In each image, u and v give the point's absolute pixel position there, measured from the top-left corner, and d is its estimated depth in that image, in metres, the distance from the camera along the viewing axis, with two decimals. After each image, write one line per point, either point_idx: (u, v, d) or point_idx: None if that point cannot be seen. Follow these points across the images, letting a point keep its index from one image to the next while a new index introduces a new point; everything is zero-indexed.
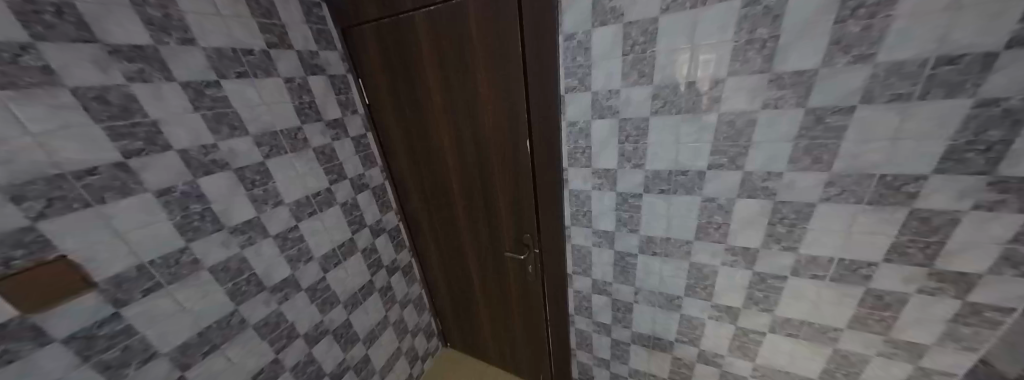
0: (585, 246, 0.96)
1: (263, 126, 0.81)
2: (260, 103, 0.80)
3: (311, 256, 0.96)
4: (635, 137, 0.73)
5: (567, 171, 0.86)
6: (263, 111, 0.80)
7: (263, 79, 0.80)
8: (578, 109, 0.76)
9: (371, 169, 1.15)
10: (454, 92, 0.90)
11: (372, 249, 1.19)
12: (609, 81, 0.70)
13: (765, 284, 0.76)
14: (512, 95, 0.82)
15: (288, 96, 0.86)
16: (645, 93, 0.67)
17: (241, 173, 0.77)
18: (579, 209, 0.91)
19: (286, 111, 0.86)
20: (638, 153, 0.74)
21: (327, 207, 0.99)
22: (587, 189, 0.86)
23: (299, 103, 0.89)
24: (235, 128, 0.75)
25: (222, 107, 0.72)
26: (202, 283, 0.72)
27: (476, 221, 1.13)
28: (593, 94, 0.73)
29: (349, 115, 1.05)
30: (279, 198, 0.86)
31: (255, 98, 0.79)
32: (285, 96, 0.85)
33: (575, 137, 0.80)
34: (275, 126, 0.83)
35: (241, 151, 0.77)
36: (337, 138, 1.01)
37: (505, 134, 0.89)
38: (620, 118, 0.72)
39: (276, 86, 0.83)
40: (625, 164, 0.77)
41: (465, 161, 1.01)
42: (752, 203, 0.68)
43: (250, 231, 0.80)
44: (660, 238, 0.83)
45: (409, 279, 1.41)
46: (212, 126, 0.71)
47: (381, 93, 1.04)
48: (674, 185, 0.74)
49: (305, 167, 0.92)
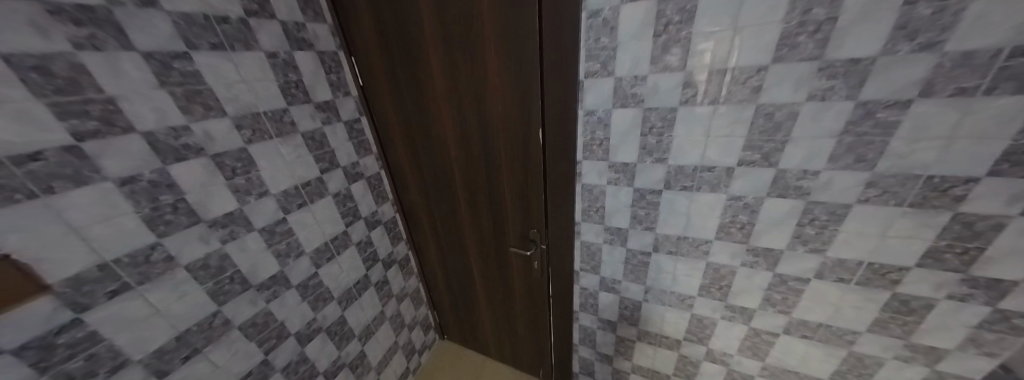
0: (595, 242, 0.91)
1: (243, 107, 0.72)
2: (238, 81, 0.70)
3: (301, 251, 0.89)
4: (659, 129, 0.67)
5: (582, 164, 0.80)
6: (242, 89, 0.71)
7: (241, 52, 0.70)
8: (598, 96, 0.69)
9: (366, 157, 1.07)
10: (459, 76, 0.82)
11: (368, 242, 1.12)
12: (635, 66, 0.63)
13: (785, 286, 0.73)
14: (525, 80, 0.74)
15: (272, 73, 0.76)
16: (675, 81, 0.61)
17: (218, 160, 0.68)
18: (592, 204, 0.85)
19: (270, 91, 0.76)
20: (662, 146, 0.68)
21: (318, 198, 0.92)
22: (602, 183, 0.80)
23: (285, 82, 0.79)
24: (210, 109, 0.66)
25: (194, 83, 0.63)
26: (177, 282, 0.64)
27: (479, 215, 1.07)
28: (616, 80, 0.66)
29: (341, 96, 0.96)
30: (265, 188, 0.78)
31: (233, 74, 0.69)
32: (269, 74, 0.76)
33: (592, 127, 0.74)
34: (257, 107, 0.74)
35: (217, 134, 0.68)
36: (328, 122, 0.92)
37: (514, 123, 0.82)
38: (644, 107, 0.66)
39: (257, 61, 0.73)
40: (646, 158, 0.71)
41: (469, 151, 0.94)
42: (782, 203, 0.64)
43: (232, 225, 0.72)
44: (677, 236, 0.79)
45: (406, 272, 1.35)
46: (182, 105, 0.62)
47: (377, 74, 0.94)
48: (698, 182, 0.69)
49: (293, 154, 0.83)
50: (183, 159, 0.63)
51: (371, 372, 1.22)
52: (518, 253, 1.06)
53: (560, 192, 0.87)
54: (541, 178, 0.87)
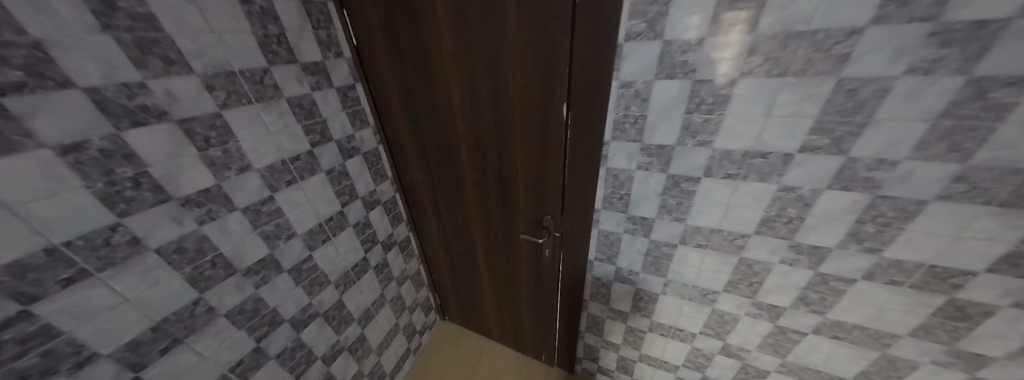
0: (615, 232, 0.84)
1: (213, 63, 0.60)
2: (205, 30, 0.58)
3: (292, 232, 0.80)
4: (709, 107, 0.57)
5: (609, 145, 0.71)
6: (210, 41, 0.59)
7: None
8: (639, 64, 0.58)
9: (362, 130, 0.96)
10: (472, 37, 0.70)
11: (366, 223, 1.03)
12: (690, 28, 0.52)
13: (826, 286, 0.67)
14: (551, 42, 0.63)
15: (248, 24, 0.64)
16: (739, 47, 0.50)
17: (187, 127, 0.57)
18: (616, 190, 0.77)
19: (246, 45, 0.64)
20: (710, 127, 0.59)
21: (309, 175, 0.82)
22: (631, 168, 0.71)
23: (264, 35, 0.67)
24: (170, 63, 0.54)
25: (146, 29, 0.51)
26: (147, 268, 0.56)
27: (487, 197, 0.99)
28: (663, 44, 0.55)
29: (332, 58, 0.83)
30: (246, 162, 0.67)
31: (197, 21, 0.56)
32: (243, 24, 0.63)
33: (627, 102, 0.63)
34: (230, 64, 0.62)
35: (182, 96, 0.56)
36: (318, 87, 0.80)
37: (535, 95, 0.71)
38: (694, 79, 0.56)
39: (228, 7, 0.60)
40: (687, 141, 0.62)
41: (479, 127, 0.84)
42: (844, 196, 0.56)
43: (210, 204, 0.63)
44: (710, 229, 0.71)
45: (406, 254, 1.28)
46: (135, 57, 0.50)
47: (374, 32, 0.81)
48: (746, 169, 0.60)
49: (278, 124, 0.72)
50: (141, 124, 0.52)
51: (372, 355, 1.19)
52: (529, 239, 0.99)
53: (581, 176, 0.78)
54: (560, 160, 0.78)
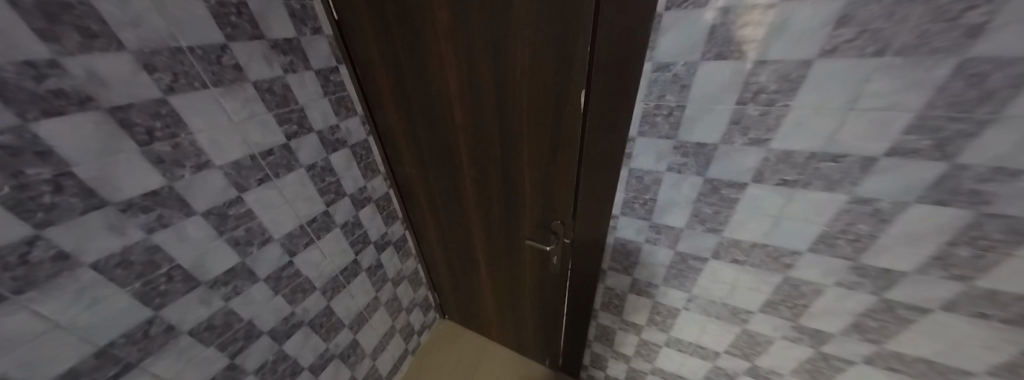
0: (633, 241, 0.73)
1: (152, 37, 0.48)
2: None
3: (269, 237, 0.71)
4: (770, 96, 0.45)
5: (634, 143, 0.59)
6: (146, 9, 0.47)
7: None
8: (681, 41, 0.46)
9: (348, 119, 0.85)
10: (472, 6, 0.57)
11: (355, 223, 0.94)
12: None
13: (890, 314, 0.56)
14: (569, 13, 0.50)
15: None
16: (827, 14, 0.37)
17: (122, 117, 0.47)
18: (639, 195, 0.66)
19: (196, 15, 0.52)
20: (768, 122, 0.47)
21: (286, 172, 0.71)
22: (659, 170, 0.60)
23: (219, 4, 0.54)
24: (92, 36, 0.42)
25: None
26: (82, 287, 0.47)
27: (490, 197, 0.89)
28: (717, 13, 0.42)
29: (309, 35, 0.71)
30: (205, 158, 0.57)
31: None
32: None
33: (661, 90, 0.52)
34: (176, 39, 0.50)
35: (112, 78, 0.45)
36: (291, 69, 0.69)
37: (547, 80, 0.59)
38: (755, 60, 0.43)
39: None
40: (736, 138, 0.50)
41: (480, 118, 0.73)
42: (936, 213, 0.44)
43: (159, 208, 0.53)
44: (750, 244, 0.60)
45: (402, 254, 1.19)
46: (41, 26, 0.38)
47: (357, 5, 0.69)
48: (808, 176, 0.49)
49: (244, 112, 0.61)
50: (59, 114, 0.41)
51: (366, 359, 1.12)
52: (535, 243, 0.89)
53: (598, 177, 0.67)
54: (574, 158, 0.67)
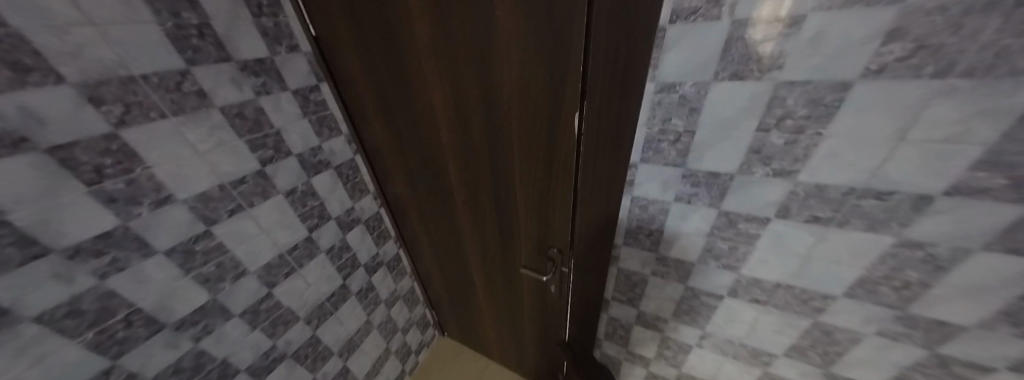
0: (638, 272, 0.66)
1: (99, 67, 0.44)
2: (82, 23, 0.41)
3: (244, 270, 0.66)
4: (798, 122, 0.37)
5: (637, 169, 0.53)
6: (90, 36, 0.42)
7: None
8: (688, 58, 0.39)
9: (331, 139, 0.80)
10: (451, 16, 0.49)
11: (343, 247, 0.89)
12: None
13: (945, 371, 0.47)
14: (560, 24, 0.41)
15: (149, 11, 0.47)
16: (872, 27, 0.29)
17: (64, 156, 0.42)
18: (644, 225, 0.59)
19: (148, 41, 0.47)
20: (797, 151, 0.39)
21: (262, 200, 0.67)
22: (666, 199, 0.53)
23: (176, 27, 0.50)
24: (25, 70, 0.38)
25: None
26: (25, 344, 0.43)
27: (482, 221, 0.82)
28: (732, 27, 0.35)
29: (284, 53, 0.66)
30: (166, 193, 0.53)
31: (65, 9, 0.40)
32: (142, 12, 0.46)
33: (666, 113, 0.45)
34: (127, 67, 0.46)
35: (52, 114, 0.41)
36: (264, 90, 0.64)
37: (538, 100, 0.51)
38: (778, 80, 0.36)
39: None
40: (756, 169, 0.43)
41: (467, 138, 0.65)
42: (1002, 265, 0.36)
43: (113, 251, 0.48)
44: (773, 285, 0.52)
45: (397, 274, 1.14)
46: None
47: (333, 20, 0.63)
48: (845, 214, 0.41)
49: (210, 141, 0.57)
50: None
51: None
52: (531, 272, 0.81)
53: (599, 206, 0.59)
54: (570, 188, 0.58)
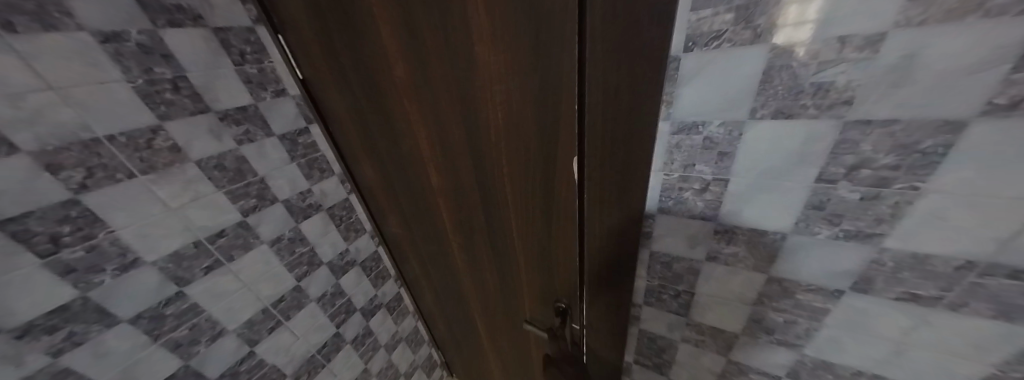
0: (665, 336, 0.55)
1: (60, 132, 0.40)
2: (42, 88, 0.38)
3: (221, 329, 0.61)
4: (879, 173, 0.27)
5: (655, 222, 0.43)
6: (49, 101, 0.39)
7: (36, 34, 0.37)
8: (710, 92, 0.31)
9: (322, 180, 0.76)
10: (427, 51, 0.43)
11: (336, 293, 0.83)
12: (813, 11, 0.23)
13: None
14: (550, 56, 0.35)
15: (119, 69, 0.44)
16: (1013, 44, 0.18)
17: (15, 229, 0.39)
18: (668, 284, 0.48)
19: (116, 100, 0.45)
20: (878, 209, 0.28)
21: (243, 252, 0.63)
22: (695, 257, 0.42)
23: (149, 83, 0.47)
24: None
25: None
26: None
27: (481, 267, 0.74)
28: (771, 52, 0.26)
29: (270, 98, 0.64)
30: (133, 257, 0.49)
31: (20, 77, 0.37)
32: (110, 71, 0.44)
33: (688, 157, 0.35)
34: (90, 128, 0.43)
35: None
36: (247, 138, 0.61)
37: (529, 140, 0.43)
38: (846, 120, 0.26)
39: (78, 50, 0.41)
40: (819, 229, 0.32)
41: (455, 179, 0.58)
42: None
43: (70, 325, 0.44)
44: (849, 370, 0.40)
45: (398, 315, 1.07)
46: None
47: (316, 62, 0.60)
48: (960, 296, 0.29)
49: (185, 196, 0.53)
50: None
51: None
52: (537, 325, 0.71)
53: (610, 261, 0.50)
54: (575, 235, 0.50)
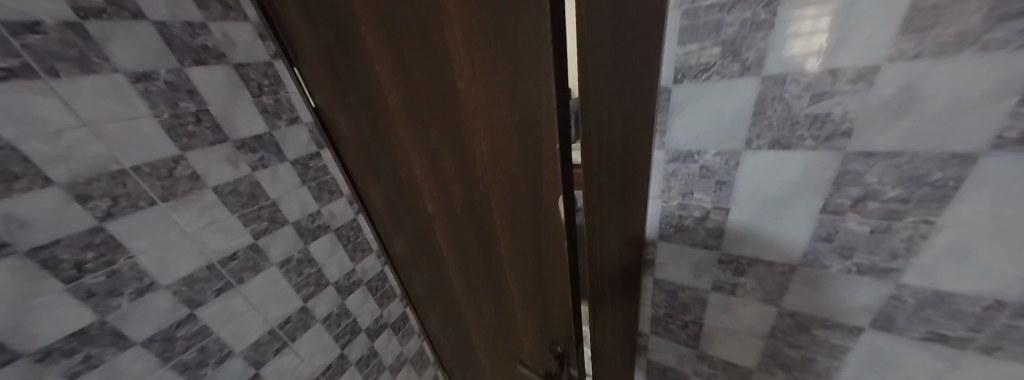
0: (675, 368, 0.52)
1: (90, 165, 0.44)
2: (76, 125, 0.42)
3: (229, 351, 0.62)
4: (888, 205, 0.26)
5: (658, 251, 0.41)
6: (83, 137, 0.43)
7: (75, 77, 0.41)
8: (704, 122, 0.30)
9: (331, 202, 0.78)
10: (421, 94, 0.45)
11: (342, 313, 0.84)
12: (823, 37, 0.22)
13: None
14: (526, 93, 0.35)
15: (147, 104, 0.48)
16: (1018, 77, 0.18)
17: (44, 257, 0.41)
18: (675, 314, 0.46)
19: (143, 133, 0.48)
20: (892, 243, 0.27)
21: (253, 274, 0.64)
22: (701, 287, 0.40)
23: (173, 116, 0.51)
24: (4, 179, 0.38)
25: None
26: None
27: (481, 300, 0.73)
28: (762, 84, 0.26)
29: (284, 126, 0.67)
30: (149, 280, 0.51)
31: (59, 115, 0.41)
32: (140, 107, 0.47)
33: (686, 185, 0.34)
34: (118, 160, 0.46)
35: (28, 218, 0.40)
36: (261, 164, 0.64)
37: (516, 174, 0.44)
38: (847, 151, 0.25)
39: (112, 89, 0.45)
40: (830, 261, 0.30)
41: (450, 209, 0.58)
42: None
43: (87, 348, 0.46)
44: None
45: (404, 335, 1.06)
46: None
47: (327, 95, 0.63)
48: (994, 339, 0.26)
49: (201, 222, 0.56)
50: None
51: None
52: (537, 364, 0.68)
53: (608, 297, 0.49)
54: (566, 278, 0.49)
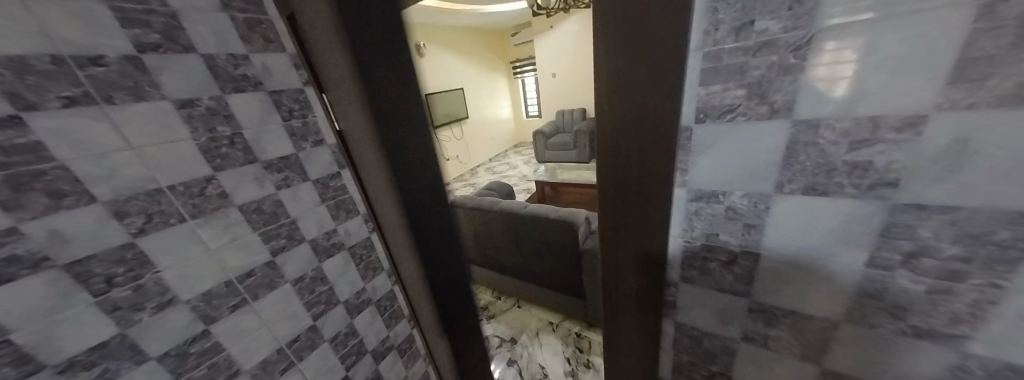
0: None
1: (133, 181, 0.42)
2: (121, 147, 0.41)
3: (236, 370, 0.60)
4: (946, 264, 0.23)
5: (680, 294, 0.38)
6: (127, 159, 0.42)
7: (128, 104, 0.41)
8: (727, 162, 0.29)
9: (348, 220, 0.74)
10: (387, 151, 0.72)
11: (351, 333, 0.80)
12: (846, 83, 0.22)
13: None
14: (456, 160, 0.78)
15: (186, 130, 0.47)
16: None
17: (78, 271, 0.39)
18: (701, 363, 0.42)
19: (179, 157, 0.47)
20: (953, 306, 0.24)
21: (267, 291, 0.62)
22: (729, 335, 0.37)
23: (209, 139, 0.49)
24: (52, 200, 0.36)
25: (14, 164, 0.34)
26: None
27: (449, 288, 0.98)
28: (792, 127, 0.25)
29: (310, 148, 0.64)
30: (171, 295, 0.48)
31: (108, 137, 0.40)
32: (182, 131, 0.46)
33: (710, 226, 0.32)
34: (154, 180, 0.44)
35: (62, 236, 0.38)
36: (285, 184, 0.61)
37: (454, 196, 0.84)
38: (894, 202, 0.23)
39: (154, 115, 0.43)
40: (879, 321, 0.27)
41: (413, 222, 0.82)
42: None
43: (105, 362, 0.43)
44: None
45: (409, 357, 0.98)
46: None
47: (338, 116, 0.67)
48: None
49: (223, 237, 0.53)
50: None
51: None
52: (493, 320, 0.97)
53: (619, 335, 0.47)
54: None
